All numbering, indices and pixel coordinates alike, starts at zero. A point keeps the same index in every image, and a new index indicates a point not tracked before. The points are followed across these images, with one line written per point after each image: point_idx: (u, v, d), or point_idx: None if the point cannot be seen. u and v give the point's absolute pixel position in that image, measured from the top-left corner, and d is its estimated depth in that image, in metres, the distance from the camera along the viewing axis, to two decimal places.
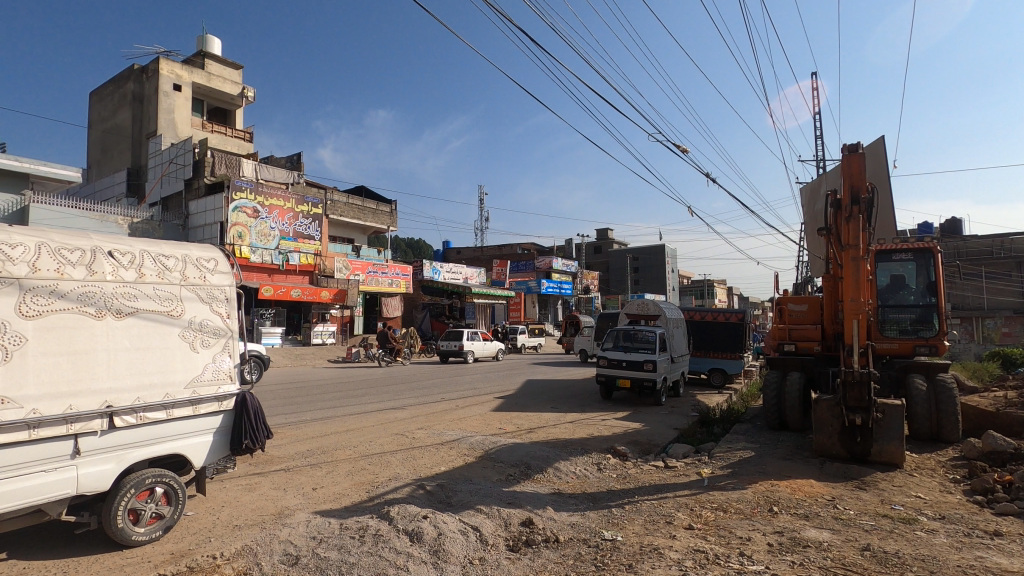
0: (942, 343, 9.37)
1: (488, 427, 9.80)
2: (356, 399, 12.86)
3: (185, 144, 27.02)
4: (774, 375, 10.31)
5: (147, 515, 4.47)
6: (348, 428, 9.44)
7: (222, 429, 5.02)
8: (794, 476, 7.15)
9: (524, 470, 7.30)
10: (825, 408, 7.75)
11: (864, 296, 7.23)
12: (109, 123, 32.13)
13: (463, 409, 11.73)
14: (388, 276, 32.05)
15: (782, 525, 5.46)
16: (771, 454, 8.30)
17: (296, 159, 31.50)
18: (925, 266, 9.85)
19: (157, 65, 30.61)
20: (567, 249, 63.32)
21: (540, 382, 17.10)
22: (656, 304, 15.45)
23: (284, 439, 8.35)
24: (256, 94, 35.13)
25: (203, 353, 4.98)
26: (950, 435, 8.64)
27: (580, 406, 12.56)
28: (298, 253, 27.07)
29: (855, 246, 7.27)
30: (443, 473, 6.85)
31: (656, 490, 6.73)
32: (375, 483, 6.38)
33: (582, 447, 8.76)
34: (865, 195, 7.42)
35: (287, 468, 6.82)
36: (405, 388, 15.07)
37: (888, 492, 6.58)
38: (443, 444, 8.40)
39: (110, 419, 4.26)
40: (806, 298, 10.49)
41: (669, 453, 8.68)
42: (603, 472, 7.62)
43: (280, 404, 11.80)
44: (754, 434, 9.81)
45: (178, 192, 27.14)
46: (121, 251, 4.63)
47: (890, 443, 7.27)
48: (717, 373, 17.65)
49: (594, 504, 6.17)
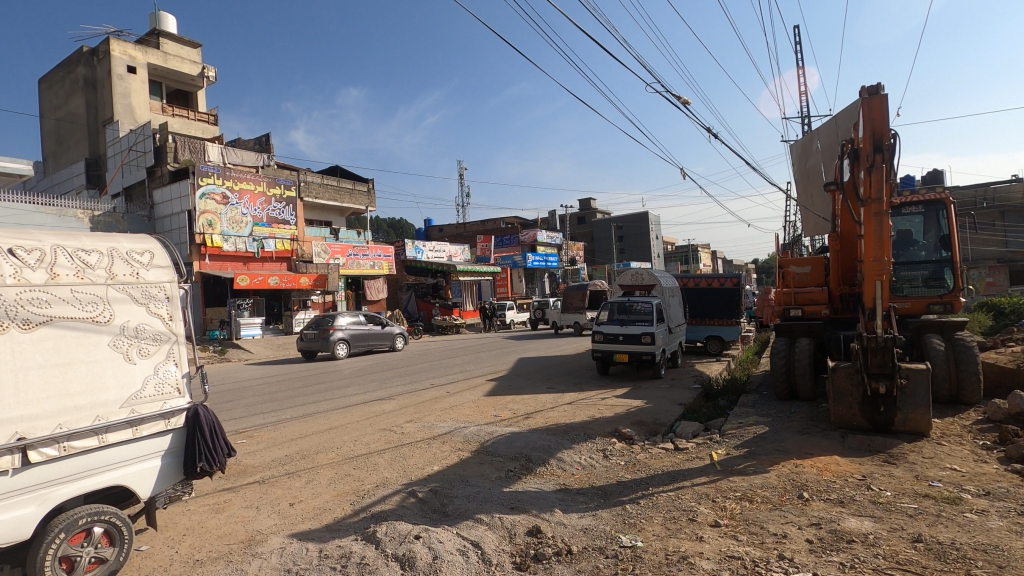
0: (958, 300, 8.94)
1: (483, 415, 9.17)
2: (340, 391, 12.10)
3: (144, 129, 25.54)
4: (780, 342, 9.70)
5: (84, 561, 3.77)
6: (331, 426, 8.71)
7: (172, 451, 4.27)
8: (818, 454, 6.60)
9: (525, 464, 6.69)
10: (843, 376, 7.25)
11: (889, 254, 6.52)
12: (61, 112, 30.22)
13: (455, 396, 11.06)
14: (369, 258, 31.17)
15: (820, 515, 4.89)
16: (786, 429, 7.76)
17: (264, 140, 30.05)
18: (935, 218, 9.37)
19: (108, 46, 28.68)
20: (551, 222, 62.48)
21: (533, 360, 16.52)
22: (651, 273, 14.79)
23: (258, 446, 7.55)
24: (217, 73, 33.37)
25: (141, 364, 4.19)
26: (971, 397, 8.14)
27: (577, 385, 12.01)
28: (273, 239, 26.00)
29: (878, 200, 6.43)
30: (437, 474, 6.20)
31: (670, 479, 6.13)
32: (360, 492, 5.69)
33: (584, 432, 8.16)
34: (889, 143, 6.49)
35: (261, 480, 6.11)
36: (392, 376, 14.31)
37: (921, 466, 6.07)
38: (434, 438, 7.74)
39: (23, 455, 3.49)
40: (808, 260, 9.96)
41: (677, 433, 8.08)
42: (609, 460, 7.03)
43: (260, 401, 11.05)
44: (763, 406, 9.26)
45: (141, 181, 25.68)
46: (27, 248, 3.80)
47: (915, 411, 6.84)
48: (714, 341, 17.19)
49: (605, 500, 5.58)
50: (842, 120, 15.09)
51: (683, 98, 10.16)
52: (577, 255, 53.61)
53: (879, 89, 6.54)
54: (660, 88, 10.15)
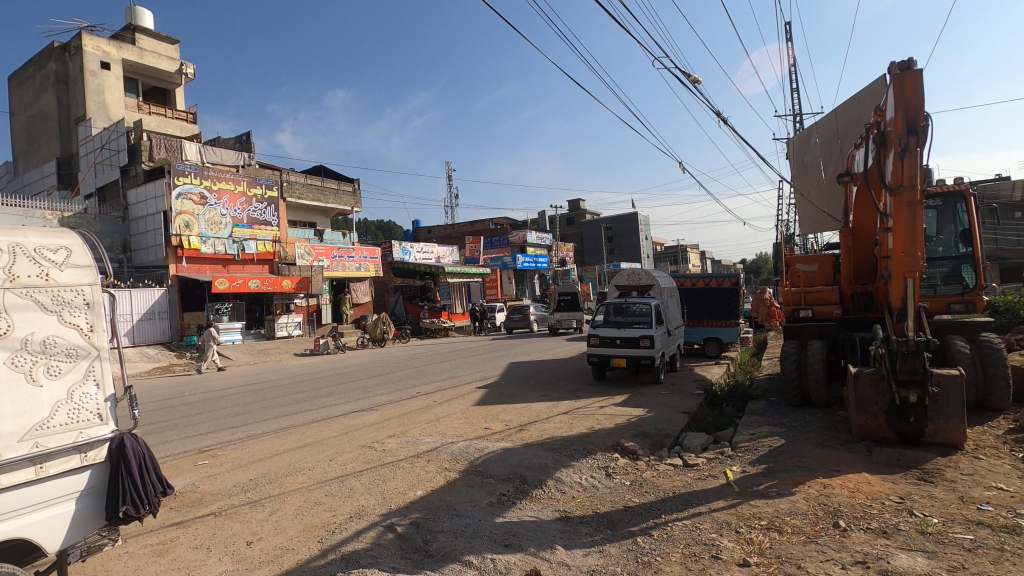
0: (980, 298, 8.40)
1: (472, 428, 8.43)
2: (318, 401, 11.25)
3: (118, 127, 24.54)
4: (790, 345, 9.03)
5: None
6: (304, 442, 7.89)
7: (90, 491, 3.50)
8: (844, 471, 5.94)
9: (519, 486, 5.97)
10: (867, 383, 6.58)
11: (922, 249, 5.88)
12: (31, 110, 28.98)
13: (442, 405, 10.29)
14: (355, 260, 30.32)
15: (864, 550, 4.21)
16: (804, 441, 7.09)
17: (245, 139, 29.11)
18: (954, 210, 8.76)
19: (80, 41, 27.55)
20: (540, 224, 61.74)
21: (525, 365, 15.81)
22: (648, 273, 14.10)
23: (220, 468, 6.72)
24: (196, 70, 32.34)
25: (49, 386, 3.39)
26: (999, 403, 7.54)
27: (572, 392, 11.30)
28: (255, 241, 25.09)
29: (910, 188, 5.79)
30: (421, 501, 5.47)
31: (685, 503, 5.43)
32: (330, 526, 4.92)
33: (582, 446, 7.45)
34: (925, 125, 5.82)
35: (216, 512, 5.32)
36: (375, 383, 13.44)
37: (963, 485, 5.42)
38: (418, 456, 6.98)
39: None
40: (815, 257, 9.48)
41: (684, 446, 7.40)
42: (612, 480, 6.32)
43: (230, 414, 10.17)
44: (774, 414, 8.59)
45: (114, 181, 24.62)
46: None
47: (949, 421, 6.21)
48: (712, 343, 16.57)
49: (613, 531, 4.87)
50: (845, 112, 14.57)
51: (694, 77, 9.49)
52: (566, 256, 53.12)
53: (912, 65, 5.87)
54: (668, 65, 9.60)
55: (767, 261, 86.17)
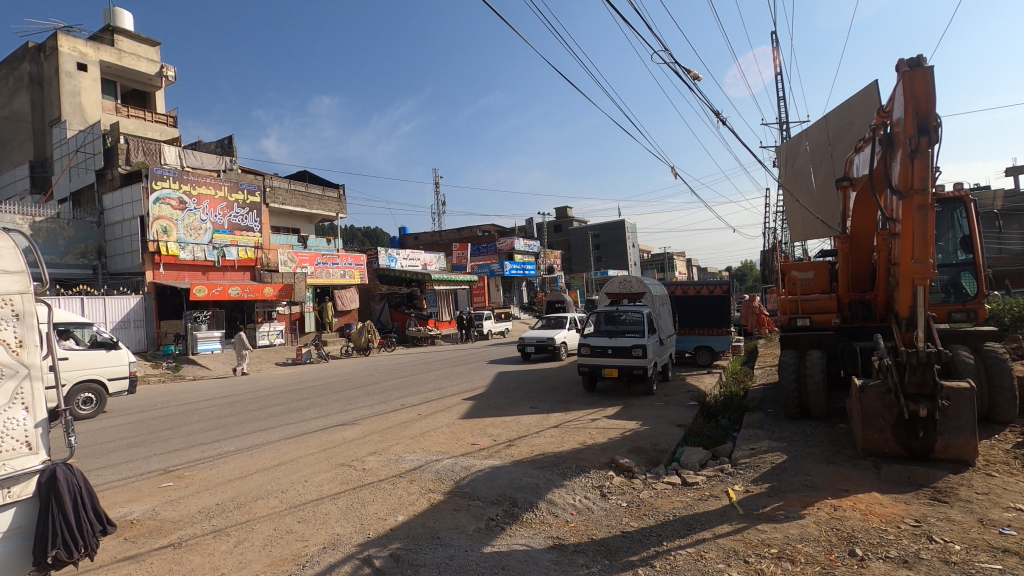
0: (982, 306, 8.15)
1: (458, 444, 7.99)
2: (297, 414, 10.69)
3: (94, 129, 23.81)
4: (789, 355, 8.71)
5: None
6: (278, 461, 7.38)
7: (14, 532, 3.04)
8: (854, 491, 5.60)
9: (509, 509, 5.56)
10: (872, 397, 6.26)
11: (932, 255, 5.57)
12: (3, 111, 28.10)
13: (428, 419, 9.83)
14: (339, 267, 29.71)
15: None
16: (808, 457, 6.74)
17: (227, 144, 28.52)
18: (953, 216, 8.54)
19: (56, 41, 26.85)
20: (528, 231, 61.42)
21: (514, 375, 15.39)
22: (640, 281, 13.77)
23: (185, 491, 6.21)
24: (177, 73, 31.72)
25: None
26: (1005, 415, 7.29)
27: (563, 404, 10.90)
28: (235, 247, 24.43)
29: (921, 190, 5.51)
30: (403, 528, 5.03)
31: (687, 527, 5.05)
32: (301, 559, 4.47)
33: (575, 463, 7.05)
34: (936, 125, 5.55)
35: (176, 543, 4.83)
36: (358, 394, 12.92)
37: (980, 506, 5.09)
38: (400, 476, 6.53)
39: None
40: (812, 264, 9.21)
41: (681, 462, 7.03)
42: (608, 501, 5.92)
43: (202, 429, 9.60)
44: (773, 427, 8.27)
45: (89, 185, 23.86)
46: None
47: (959, 437, 5.91)
48: (703, 351, 16.28)
49: (611, 562, 4.47)
50: (835, 117, 14.53)
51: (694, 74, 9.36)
52: (553, 264, 52.79)
53: (922, 62, 5.62)
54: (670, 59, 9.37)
55: (753, 269, 86.72)
